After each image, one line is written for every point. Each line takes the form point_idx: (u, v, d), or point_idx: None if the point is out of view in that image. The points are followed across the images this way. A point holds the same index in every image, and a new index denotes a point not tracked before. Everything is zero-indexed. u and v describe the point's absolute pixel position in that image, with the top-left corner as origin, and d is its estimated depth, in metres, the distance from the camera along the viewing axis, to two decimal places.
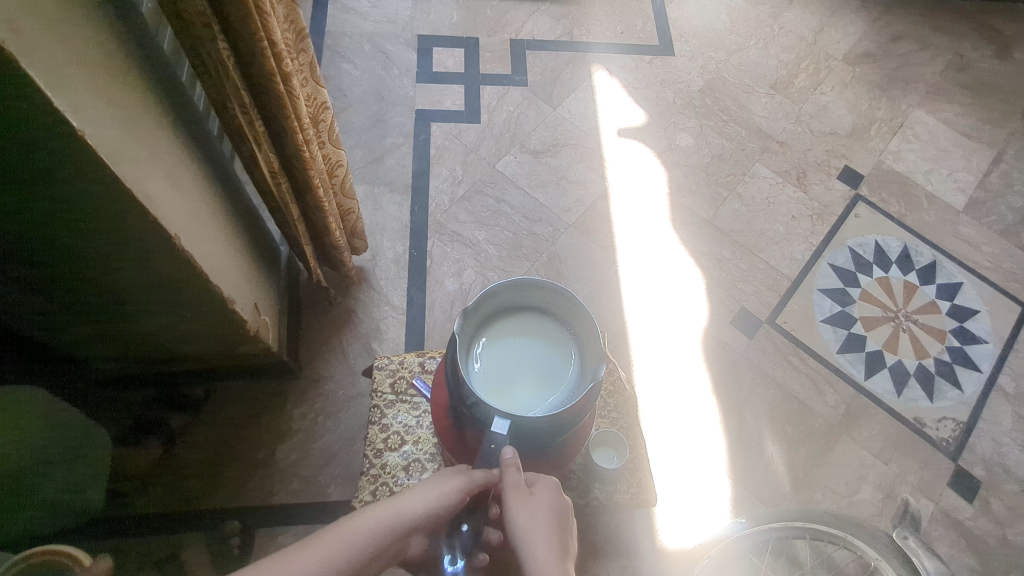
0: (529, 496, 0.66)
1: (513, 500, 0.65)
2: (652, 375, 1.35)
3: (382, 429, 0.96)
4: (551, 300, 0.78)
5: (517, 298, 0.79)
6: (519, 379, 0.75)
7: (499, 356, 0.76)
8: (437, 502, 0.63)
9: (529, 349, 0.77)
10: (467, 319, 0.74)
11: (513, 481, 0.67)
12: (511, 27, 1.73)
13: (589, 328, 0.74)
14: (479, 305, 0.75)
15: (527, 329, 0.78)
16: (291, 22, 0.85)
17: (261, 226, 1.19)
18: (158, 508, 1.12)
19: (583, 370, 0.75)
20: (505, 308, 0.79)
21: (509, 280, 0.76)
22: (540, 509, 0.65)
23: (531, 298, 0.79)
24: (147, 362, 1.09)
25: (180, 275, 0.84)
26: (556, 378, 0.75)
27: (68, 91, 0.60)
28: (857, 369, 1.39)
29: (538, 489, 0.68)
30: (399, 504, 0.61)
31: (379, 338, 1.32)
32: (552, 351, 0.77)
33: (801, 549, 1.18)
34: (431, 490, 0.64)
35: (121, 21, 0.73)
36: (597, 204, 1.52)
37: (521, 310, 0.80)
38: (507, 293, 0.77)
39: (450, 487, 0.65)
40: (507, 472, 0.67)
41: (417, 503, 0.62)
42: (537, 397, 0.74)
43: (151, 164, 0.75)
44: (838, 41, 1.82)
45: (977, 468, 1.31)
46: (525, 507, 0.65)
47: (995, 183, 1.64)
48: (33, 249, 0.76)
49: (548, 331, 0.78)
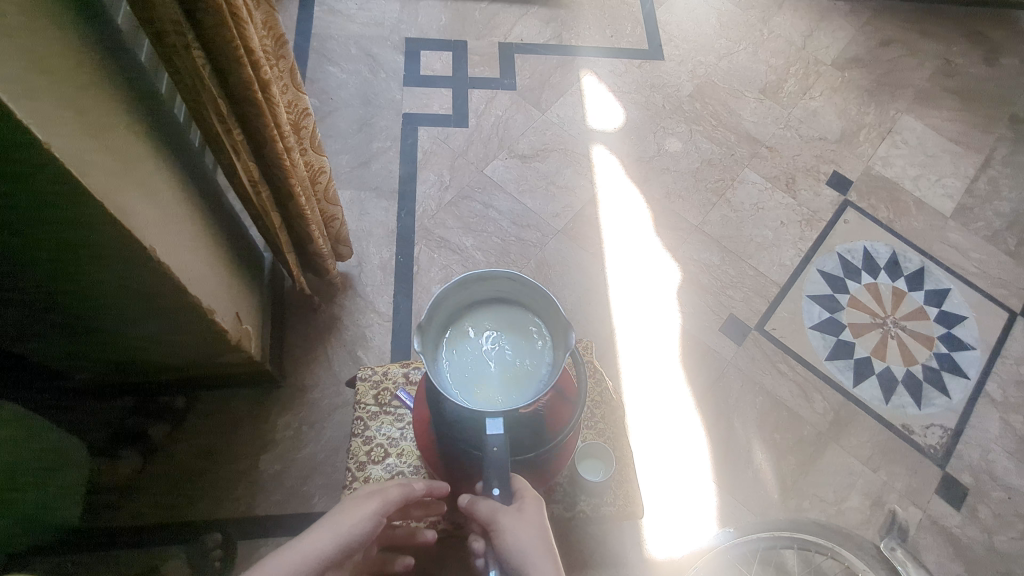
0: (517, 512, 0.63)
1: (504, 522, 0.62)
2: (639, 383, 1.34)
3: (365, 442, 0.94)
4: (501, 287, 0.76)
5: (467, 296, 0.76)
6: (492, 375, 0.72)
7: (468, 357, 0.74)
8: (347, 533, 0.61)
9: (495, 341, 0.75)
10: (424, 334, 0.71)
11: (490, 511, 0.63)
12: (499, 30, 1.71)
13: (548, 301, 0.73)
14: (431, 316, 0.72)
15: (487, 322, 0.77)
16: (269, 29, 0.83)
17: (242, 234, 1.17)
18: (139, 522, 1.10)
19: (554, 347, 0.74)
20: (456, 309, 0.77)
21: (453, 282, 0.73)
22: (533, 520, 0.63)
23: (480, 292, 0.77)
24: (126, 372, 1.07)
25: (157, 287, 0.82)
26: (529, 363, 0.73)
27: (35, 106, 0.58)
28: (845, 376, 1.39)
29: (526, 502, 0.65)
30: (311, 540, 0.59)
31: (366, 345, 1.31)
32: (518, 337, 0.75)
33: (790, 558, 1.17)
34: (339, 524, 0.62)
35: (96, 32, 0.72)
36: (586, 209, 1.51)
37: (473, 307, 0.78)
38: (455, 293, 0.74)
39: (363, 513, 0.63)
40: (483, 506, 0.64)
41: (328, 536, 0.60)
42: (517, 385, 0.71)
43: (125, 176, 0.73)
44: (827, 45, 1.82)
45: (964, 475, 1.31)
46: (519, 524, 0.62)
47: (983, 189, 1.65)
48: (13, 269, 0.75)
49: (508, 317, 0.77)
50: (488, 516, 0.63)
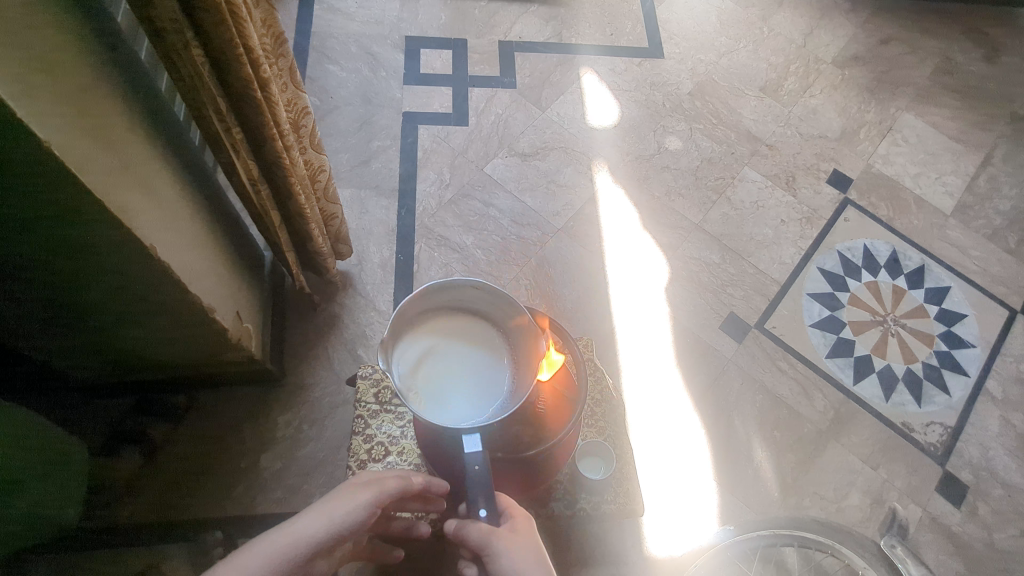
0: (508, 532, 0.61)
1: (496, 543, 0.60)
2: (639, 381, 1.34)
3: (366, 440, 0.94)
4: (463, 295, 0.74)
5: (426, 306, 0.74)
6: (458, 388, 0.71)
7: (426, 367, 0.71)
8: (337, 523, 0.61)
9: (453, 352, 0.73)
10: (385, 345, 0.67)
11: (481, 534, 0.61)
12: (499, 28, 1.71)
13: (517, 314, 0.72)
14: (394, 329, 0.69)
15: (445, 331, 0.74)
16: (269, 27, 0.83)
17: (243, 232, 1.17)
18: (139, 519, 1.10)
19: (516, 359, 0.74)
20: (416, 319, 0.74)
21: (414, 291, 0.70)
22: (525, 541, 0.61)
23: (439, 299, 0.74)
24: (127, 371, 1.08)
25: (157, 285, 0.82)
26: (496, 375, 0.72)
27: (35, 104, 0.57)
28: (845, 374, 1.39)
29: (517, 522, 0.63)
30: (305, 523, 0.59)
31: (366, 344, 1.31)
32: (478, 348, 0.74)
33: (790, 556, 1.17)
34: (329, 511, 0.61)
35: (96, 30, 0.72)
36: (586, 207, 1.51)
37: (429, 314, 0.75)
38: (415, 302, 0.71)
39: (358, 503, 0.63)
40: (474, 530, 0.61)
41: (321, 524, 0.60)
42: (478, 398, 0.70)
43: (125, 175, 0.73)
44: (827, 44, 1.82)
45: (964, 472, 1.31)
46: (512, 544, 0.60)
47: (983, 187, 1.65)
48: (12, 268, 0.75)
49: (468, 327, 0.75)
50: (478, 540, 0.60)
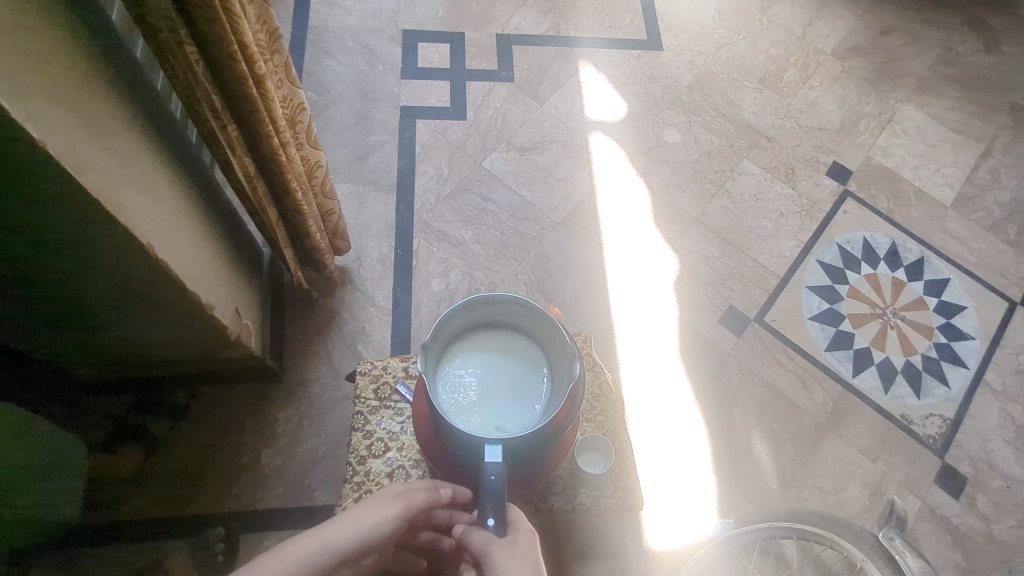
0: (510, 546, 0.61)
1: (495, 556, 0.60)
2: (639, 375, 1.34)
3: (366, 436, 0.94)
4: (510, 312, 0.78)
5: (472, 317, 0.78)
6: (489, 401, 0.75)
7: (469, 375, 0.77)
8: (368, 533, 0.61)
9: (497, 365, 0.78)
10: (428, 350, 0.73)
11: (484, 541, 0.62)
12: (497, 21, 1.70)
13: (556, 337, 0.75)
14: (436, 334, 0.74)
15: (494, 344, 0.79)
16: (263, 23, 0.83)
17: (241, 229, 1.16)
18: (142, 515, 1.10)
19: (555, 378, 0.76)
20: (460, 329, 0.79)
21: (463, 301, 0.75)
22: (525, 553, 0.61)
23: (489, 313, 0.78)
24: (127, 368, 1.08)
25: (155, 283, 0.82)
26: (528, 393, 0.76)
27: (30, 103, 0.57)
28: (845, 367, 1.39)
29: (520, 536, 0.63)
30: (332, 533, 0.59)
31: (365, 339, 1.31)
32: (518, 364, 0.78)
33: (789, 549, 1.18)
34: (362, 520, 0.61)
35: (91, 28, 0.71)
36: (585, 201, 1.51)
37: (480, 326, 0.80)
38: (464, 313, 0.76)
39: (388, 514, 0.63)
40: (477, 537, 0.62)
41: (350, 535, 0.60)
42: (513, 412, 0.74)
43: (122, 174, 0.73)
44: (827, 35, 1.81)
45: (963, 464, 1.31)
46: (511, 557, 0.60)
47: (983, 178, 1.64)
48: (12, 268, 0.75)
49: (513, 342, 0.79)
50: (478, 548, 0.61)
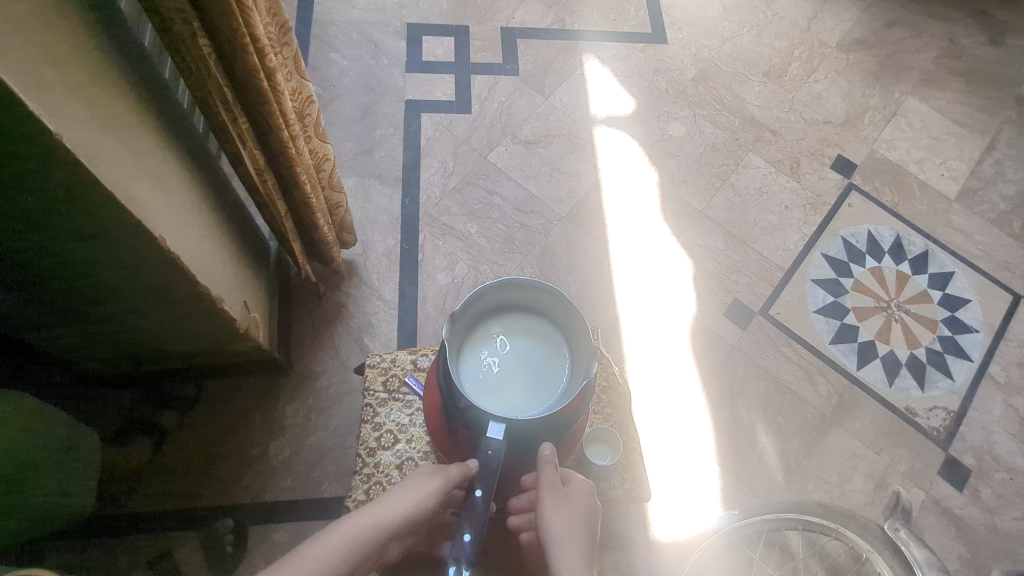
0: (562, 497, 0.71)
1: (548, 502, 0.70)
2: (645, 368, 1.35)
3: (375, 428, 0.95)
4: (540, 298, 0.78)
5: (504, 298, 0.78)
6: (507, 383, 0.74)
7: (491, 355, 0.76)
8: (413, 509, 0.66)
9: (520, 347, 0.77)
10: (457, 321, 0.74)
11: (550, 479, 0.71)
12: (502, 14, 1.70)
13: (580, 328, 0.74)
14: (467, 307, 0.75)
15: (519, 329, 0.78)
16: (273, 16, 0.83)
17: (249, 221, 1.17)
18: (150, 506, 1.11)
19: (573, 368, 0.75)
20: (492, 309, 0.79)
21: (496, 280, 0.76)
22: (572, 508, 0.70)
23: (519, 297, 0.79)
24: (136, 362, 1.08)
25: (167, 276, 0.83)
26: (546, 380, 0.75)
27: (46, 94, 0.58)
28: (849, 359, 1.39)
29: (573, 489, 0.73)
30: (374, 512, 0.64)
31: (371, 333, 1.31)
32: (541, 348, 0.77)
33: (794, 540, 1.18)
34: (407, 497, 0.67)
35: (102, 18, 0.71)
36: (589, 195, 1.51)
37: (508, 309, 0.80)
38: (496, 292, 0.77)
39: (428, 490, 0.67)
40: (545, 470, 0.71)
41: (391, 512, 0.65)
42: (530, 396, 0.74)
43: (134, 167, 0.73)
44: (832, 28, 1.80)
45: (966, 456, 1.32)
46: (560, 509, 0.70)
47: (987, 171, 1.64)
48: (29, 259, 0.76)
49: (538, 327, 0.79)
50: (540, 482, 0.71)
